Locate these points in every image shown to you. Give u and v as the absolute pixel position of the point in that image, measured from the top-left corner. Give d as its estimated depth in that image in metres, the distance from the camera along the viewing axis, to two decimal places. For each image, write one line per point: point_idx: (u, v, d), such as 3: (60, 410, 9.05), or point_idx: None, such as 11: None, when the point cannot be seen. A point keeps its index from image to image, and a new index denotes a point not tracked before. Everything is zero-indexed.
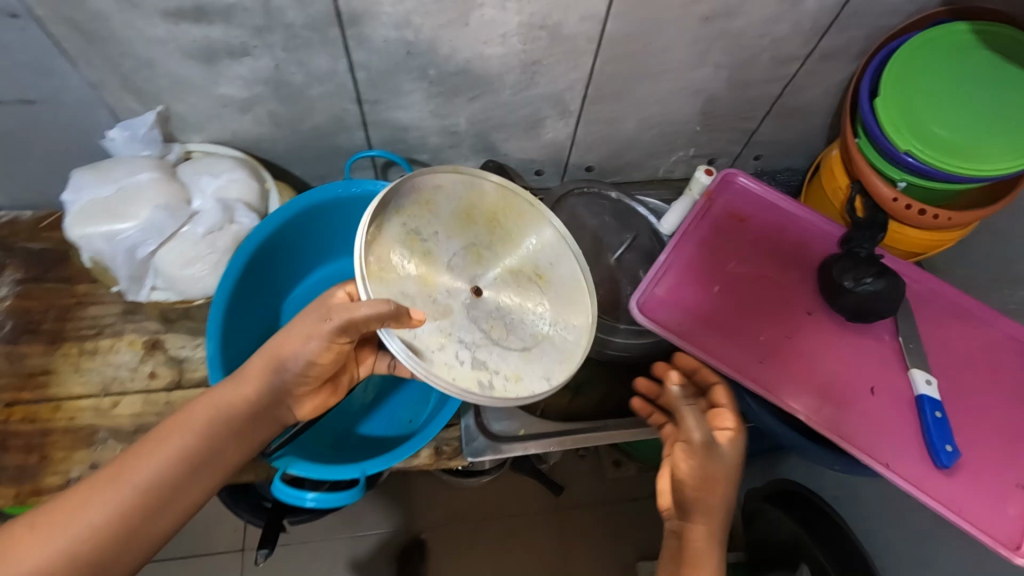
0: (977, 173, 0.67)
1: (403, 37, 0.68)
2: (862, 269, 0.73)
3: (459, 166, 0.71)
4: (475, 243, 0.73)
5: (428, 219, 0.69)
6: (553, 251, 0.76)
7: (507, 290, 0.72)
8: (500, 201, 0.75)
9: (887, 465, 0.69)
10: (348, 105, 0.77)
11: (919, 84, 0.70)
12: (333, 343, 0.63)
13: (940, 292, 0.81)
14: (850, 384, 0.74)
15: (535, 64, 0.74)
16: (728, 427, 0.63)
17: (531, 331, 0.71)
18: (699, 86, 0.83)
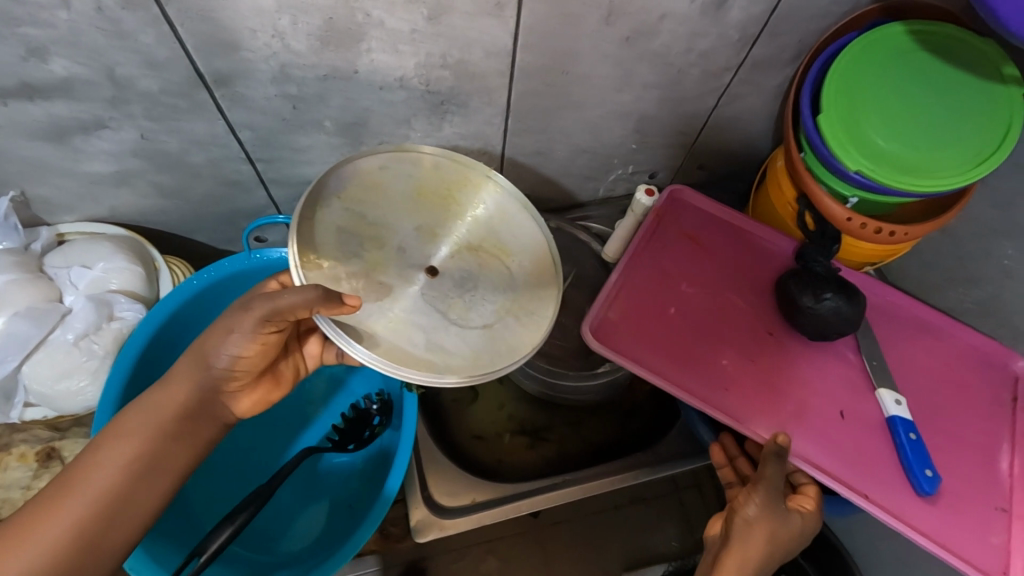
0: (934, 189, 0.61)
1: (284, 91, 0.59)
2: (825, 286, 0.70)
3: (408, 146, 0.64)
4: (431, 221, 0.65)
5: (374, 202, 0.62)
6: (516, 225, 0.68)
7: (467, 266, 0.64)
8: (455, 174, 0.66)
9: (866, 497, 0.66)
10: (239, 166, 0.68)
11: (863, 93, 0.64)
12: (258, 334, 0.55)
13: (899, 308, 0.78)
14: (817, 408, 0.71)
15: (443, 103, 0.67)
16: (807, 504, 0.64)
17: (493, 307, 0.63)
18: (628, 107, 0.76)
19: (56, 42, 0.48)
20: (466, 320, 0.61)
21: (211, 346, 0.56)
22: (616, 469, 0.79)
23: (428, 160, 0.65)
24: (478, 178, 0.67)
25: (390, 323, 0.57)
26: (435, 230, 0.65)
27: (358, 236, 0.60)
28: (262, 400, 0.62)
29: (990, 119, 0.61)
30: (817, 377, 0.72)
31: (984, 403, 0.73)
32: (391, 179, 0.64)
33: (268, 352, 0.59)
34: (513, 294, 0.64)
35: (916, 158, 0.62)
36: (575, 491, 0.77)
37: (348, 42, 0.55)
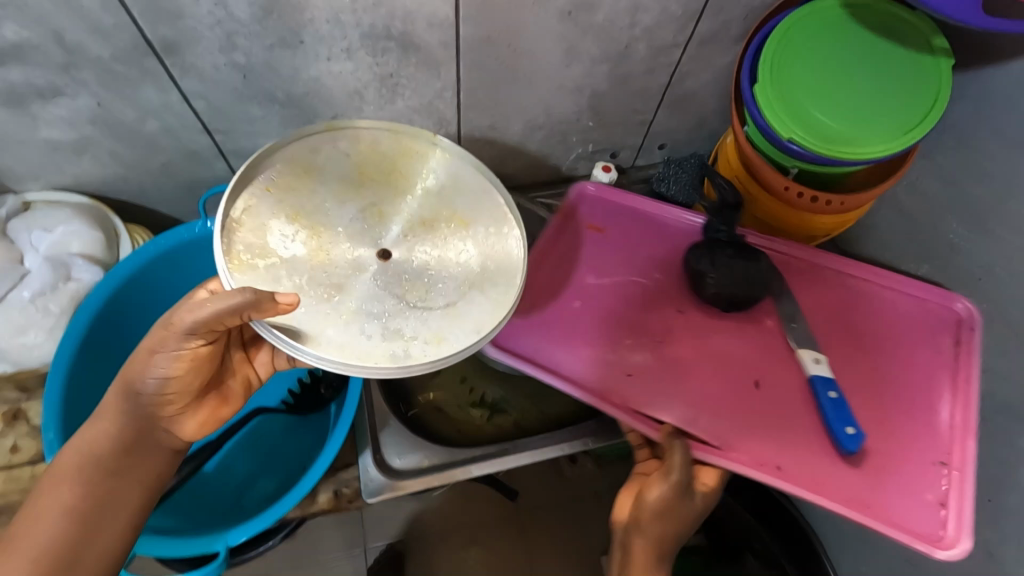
0: (860, 157, 0.62)
1: (233, 60, 0.61)
2: (720, 248, 0.74)
3: (335, 121, 0.64)
4: (375, 201, 0.64)
5: (313, 188, 0.62)
6: (475, 192, 0.66)
7: (419, 244, 0.62)
8: (392, 148, 0.67)
9: (781, 468, 0.66)
10: (197, 137, 0.71)
11: (796, 66, 0.65)
12: (184, 351, 0.58)
13: (822, 268, 0.79)
14: (732, 385, 0.71)
15: (392, 76, 0.69)
16: (708, 481, 0.67)
17: (456, 283, 0.61)
18: (577, 82, 0.78)
19: (5, 6, 0.51)
20: (420, 299, 0.59)
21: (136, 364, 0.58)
22: (569, 435, 0.81)
23: (364, 134, 0.66)
24: (422, 147, 0.67)
25: (336, 313, 0.56)
26: (382, 210, 0.64)
27: (292, 228, 0.59)
28: (210, 417, 0.65)
29: (917, 92, 0.63)
30: (724, 352, 0.73)
31: (915, 357, 0.74)
32: (322, 157, 0.64)
33: (199, 369, 0.62)
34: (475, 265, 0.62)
35: (851, 126, 0.63)
36: (524, 455, 0.79)
37: (290, 11, 0.58)
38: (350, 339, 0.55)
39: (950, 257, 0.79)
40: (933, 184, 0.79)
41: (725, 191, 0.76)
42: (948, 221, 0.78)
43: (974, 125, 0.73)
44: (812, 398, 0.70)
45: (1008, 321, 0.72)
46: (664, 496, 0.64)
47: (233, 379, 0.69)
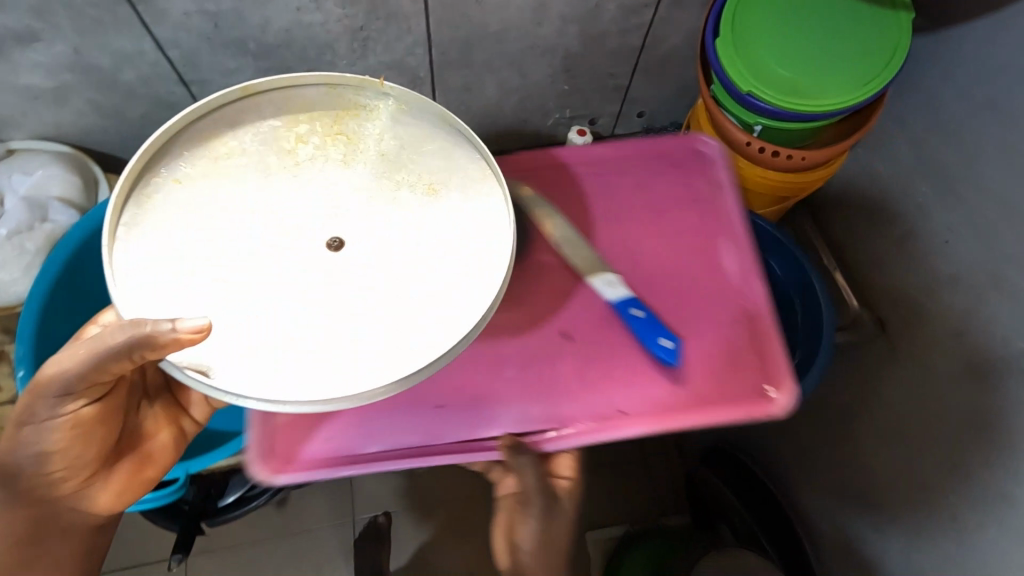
0: (817, 109, 0.63)
1: (203, 8, 0.63)
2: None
3: (253, 82, 0.51)
4: (317, 171, 0.51)
5: (234, 164, 0.50)
6: (437, 147, 0.52)
7: (370, 216, 0.49)
8: (327, 106, 0.53)
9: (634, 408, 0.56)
10: (173, 87, 0.73)
11: (757, 23, 0.66)
12: (62, 420, 0.52)
13: (606, 163, 0.67)
14: (538, 348, 0.59)
15: (362, 29, 0.70)
16: (565, 476, 0.56)
17: (431, 274, 0.48)
18: (549, 42, 0.79)
19: None
20: (395, 296, 0.47)
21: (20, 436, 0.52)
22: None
23: (297, 94, 0.52)
24: (370, 100, 0.53)
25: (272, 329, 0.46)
26: (331, 182, 0.50)
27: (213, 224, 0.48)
28: (126, 481, 0.61)
29: (877, 44, 0.63)
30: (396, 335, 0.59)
31: (693, 230, 0.64)
32: (238, 133, 0.51)
33: (88, 436, 0.55)
34: (452, 244, 0.49)
35: (812, 82, 0.64)
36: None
37: None
38: (319, 357, 0.45)
39: (920, 221, 0.80)
40: (907, 150, 0.81)
41: None
42: (921, 186, 0.79)
43: (944, 92, 0.75)
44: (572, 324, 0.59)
45: (973, 281, 0.72)
46: (535, 533, 0.53)
47: (156, 437, 0.63)
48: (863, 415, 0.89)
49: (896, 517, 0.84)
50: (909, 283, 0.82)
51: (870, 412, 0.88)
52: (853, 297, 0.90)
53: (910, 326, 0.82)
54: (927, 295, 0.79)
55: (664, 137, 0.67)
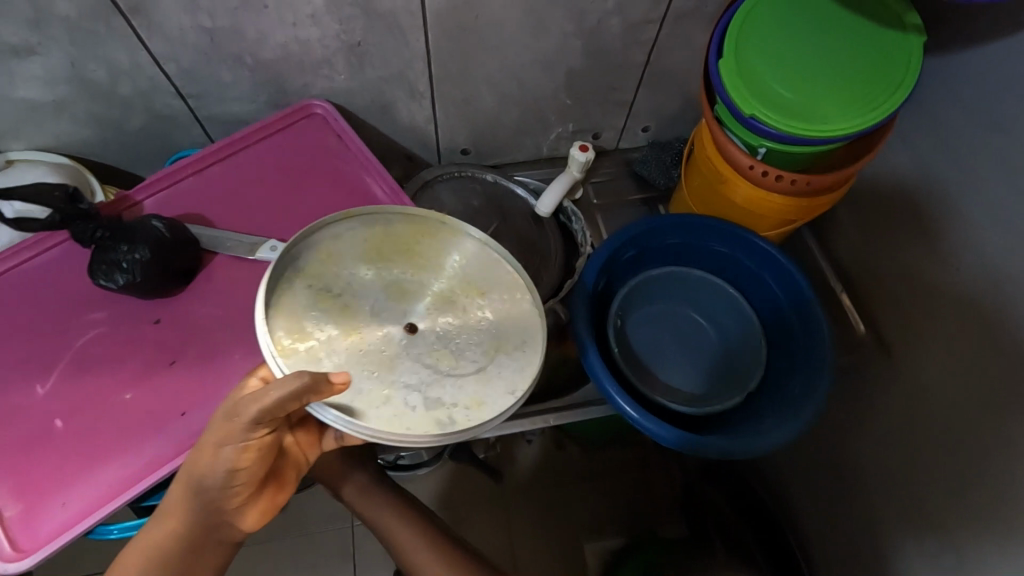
0: (822, 134, 0.61)
1: (198, 23, 0.63)
2: (114, 246, 0.66)
3: (354, 210, 0.58)
4: (398, 275, 0.58)
5: (335, 269, 0.57)
6: (481, 264, 0.61)
7: (447, 318, 0.57)
8: (405, 231, 0.60)
9: (152, 323, 0.69)
10: (170, 100, 0.72)
11: (761, 45, 0.64)
12: (249, 442, 0.51)
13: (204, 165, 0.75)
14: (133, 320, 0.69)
15: (360, 44, 0.70)
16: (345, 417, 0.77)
17: (483, 348, 0.57)
18: (552, 57, 0.78)
19: None
20: (477, 360, 0.56)
21: (203, 458, 0.51)
22: (564, 404, 0.82)
23: (381, 217, 0.60)
24: (434, 228, 0.61)
25: (376, 394, 0.52)
26: (403, 286, 0.58)
27: (324, 310, 0.54)
28: (267, 504, 0.60)
29: (886, 68, 0.61)
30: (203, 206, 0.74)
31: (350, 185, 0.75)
32: (337, 241, 0.58)
33: (263, 458, 0.55)
34: (496, 333, 0.58)
35: (817, 105, 0.62)
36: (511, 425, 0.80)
37: None
38: (408, 389, 0.53)
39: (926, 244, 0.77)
40: (913, 170, 0.79)
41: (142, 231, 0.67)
42: (927, 204, 0.77)
43: (952, 111, 0.72)
44: (199, 219, 0.73)
45: (977, 306, 0.69)
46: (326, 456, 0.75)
47: (295, 463, 0.63)
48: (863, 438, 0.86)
49: (900, 543, 0.81)
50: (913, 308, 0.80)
51: (871, 436, 0.85)
52: (860, 320, 0.88)
53: (914, 348, 0.78)
54: (931, 318, 0.76)
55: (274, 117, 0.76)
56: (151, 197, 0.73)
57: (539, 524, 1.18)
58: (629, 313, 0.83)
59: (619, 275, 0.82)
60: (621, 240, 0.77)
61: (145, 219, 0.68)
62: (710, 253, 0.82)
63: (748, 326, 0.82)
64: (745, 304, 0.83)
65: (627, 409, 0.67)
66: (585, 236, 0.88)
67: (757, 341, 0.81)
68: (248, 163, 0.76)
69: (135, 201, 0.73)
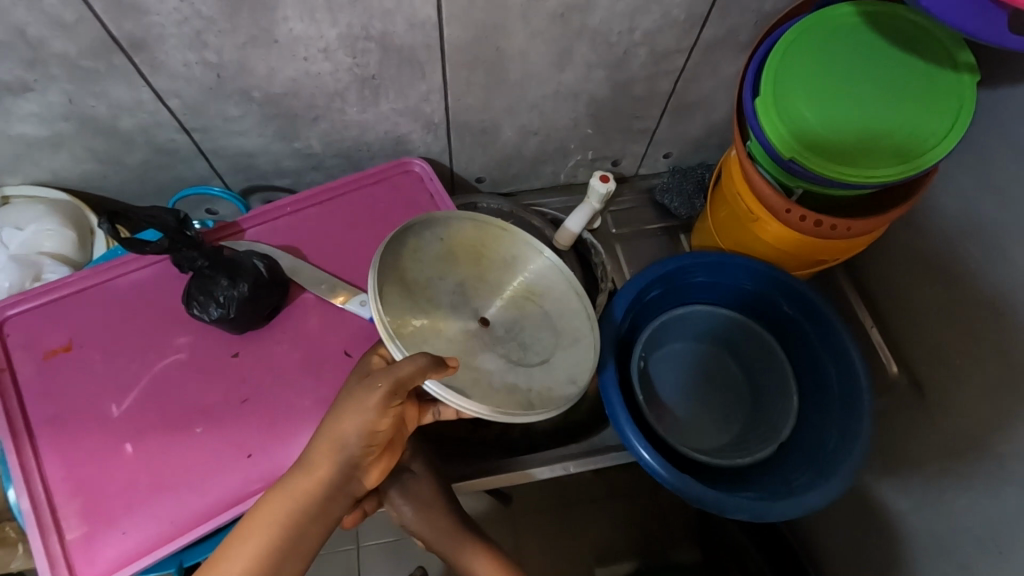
0: (868, 180, 0.57)
1: (204, 59, 0.59)
2: (212, 278, 0.64)
3: (435, 212, 0.69)
4: (470, 279, 0.71)
5: (420, 267, 0.68)
6: (536, 270, 0.74)
7: (511, 315, 0.71)
8: (474, 237, 0.72)
9: (231, 356, 0.66)
10: (174, 135, 0.69)
11: (798, 83, 0.60)
12: (389, 406, 0.55)
13: (301, 206, 0.75)
14: (212, 351, 0.66)
15: (374, 77, 0.66)
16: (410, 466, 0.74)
17: (544, 340, 0.70)
18: (574, 87, 0.74)
19: None
20: (539, 351, 0.69)
21: (345, 425, 0.55)
22: (582, 451, 0.81)
23: (456, 226, 0.71)
24: (494, 234, 0.73)
25: (468, 374, 0.64)
26: (475, 287, 0.71)
27: (417, 303, 0.66)
28: (386, 466, 0.62)
29: (933, 108, 0.58)
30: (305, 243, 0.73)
31: None
32: (417, 242, 0.69)
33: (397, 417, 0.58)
34: (554, 327, 0.71)
35: (859, 149, 0.58)
36: (528, 473, 0.79)
37: (260, 9, 0.55)
38: (491, 372, 0.65)
39: (966, 283, 0.73)
40: (952, 204, 0.75)
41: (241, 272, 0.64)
42: (969, 242, 0.73)
43: (997, 149, 0.69)
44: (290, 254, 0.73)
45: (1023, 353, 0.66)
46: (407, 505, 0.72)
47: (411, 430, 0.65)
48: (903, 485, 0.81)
49: None
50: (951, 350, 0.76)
51: (903, 478, 0.81)
52: (892, 359, 0.85)
53: (951, 392, 0.75)
54: (970, 361, 0.73)
55: (377, 166, 0.78)
56: (256, 227, 0.74)
57: (549, 544, 1.10)
58: (651, 353, 0.79)
59: (643, 316, 0.78)
60: (645, 281, 0.74)
61: (245, 255, 0.66)
62: (739, 294, 0.79)
63: (779, 372, 0.77)
64: (776, 348, 0.78)
65: (653, 468, 0.63)
66: (605, 272, 0.85)
67: (790, 389, 0.76)
68: (345, 206, 0.76)
69: (238, 229, 0.73)
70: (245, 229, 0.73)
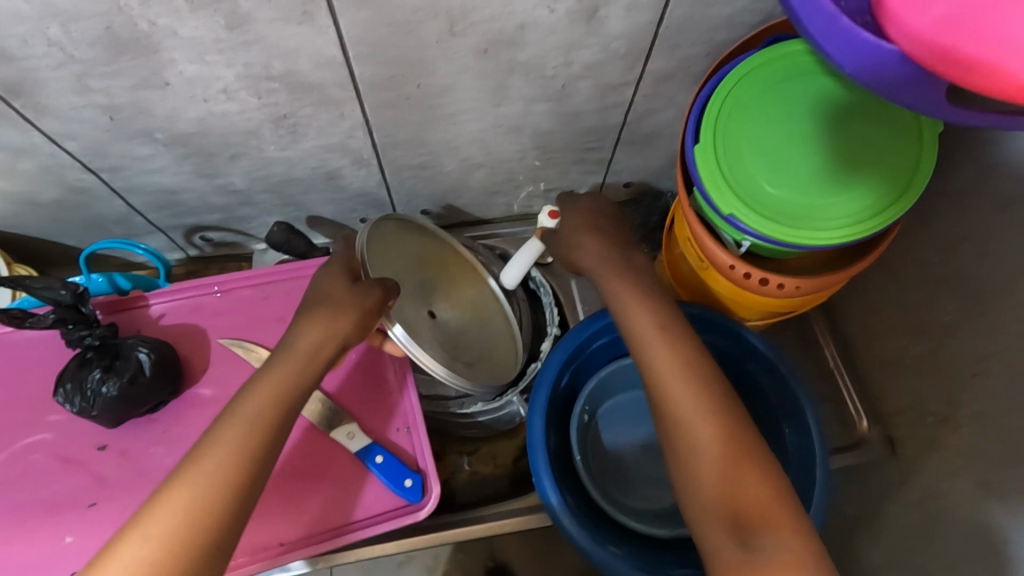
0: (815, 241, 0.52)
1: (93, 102, 0.55)
2: (89, 366, 0.57)
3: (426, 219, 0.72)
4: (429, 280, 0.70)
5: (401, 252, 0.68)
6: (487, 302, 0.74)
7: (455, 320, 0.70)
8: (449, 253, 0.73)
9: (97, 450, 0.58)
10: (82, 175, 0.65)
11: (743, 129, 0.55)
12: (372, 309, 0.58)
13: (231, 291, 0.66)
14: (74, 439, 0.58)
15: (288, 117, 0.61)
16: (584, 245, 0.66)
17: (477, 347, 0.71)
18: (514, 122, 0.68)
19: None
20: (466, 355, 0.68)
21: (337, 318, 0.57)
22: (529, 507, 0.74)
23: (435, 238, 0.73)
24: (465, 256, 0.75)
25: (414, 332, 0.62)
26: (434, 289, 0.70)
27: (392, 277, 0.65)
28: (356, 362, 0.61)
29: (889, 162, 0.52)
30: (218, 334, 0.64)
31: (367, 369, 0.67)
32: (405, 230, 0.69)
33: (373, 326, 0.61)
34: (491, 343, 0.72)
35: (808, 203, 0.52)
36: (476, 529, 0.74)
37: (142, 51, 0.50)
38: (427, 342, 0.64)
39: (941, 341, 0.66)
40: (928, 251, 0.68)
41: (116, 367, 0.56)
42: (947, 299, 0.65)
43: (973, 197, 0.61)
44: (186, 346, 0.63)
45: (1000, 423, 0.59)
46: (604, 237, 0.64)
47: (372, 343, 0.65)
48: (860, 561, 0.73)
49: None
50: (926, 409, 0.70)
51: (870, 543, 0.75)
52: (863, 413, 0.79)
53: (924, 453, 0.70)
54: (947, 422, 0.66)
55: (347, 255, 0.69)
56: (166, 302, 0.65)
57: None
58: (598, 407, 0.74)
59: (586, 367, 0.73)
60: (586, 335, 0.69)
61: (132, 342, 0.58)
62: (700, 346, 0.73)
63: None
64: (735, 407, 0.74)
65: (584, 552, 0.59)
66: (553, 314, 0.80)
67: None
68: (279, 296, 0.66)
69: (143, 303, 0.64)
70: (152, 303, 0.64)
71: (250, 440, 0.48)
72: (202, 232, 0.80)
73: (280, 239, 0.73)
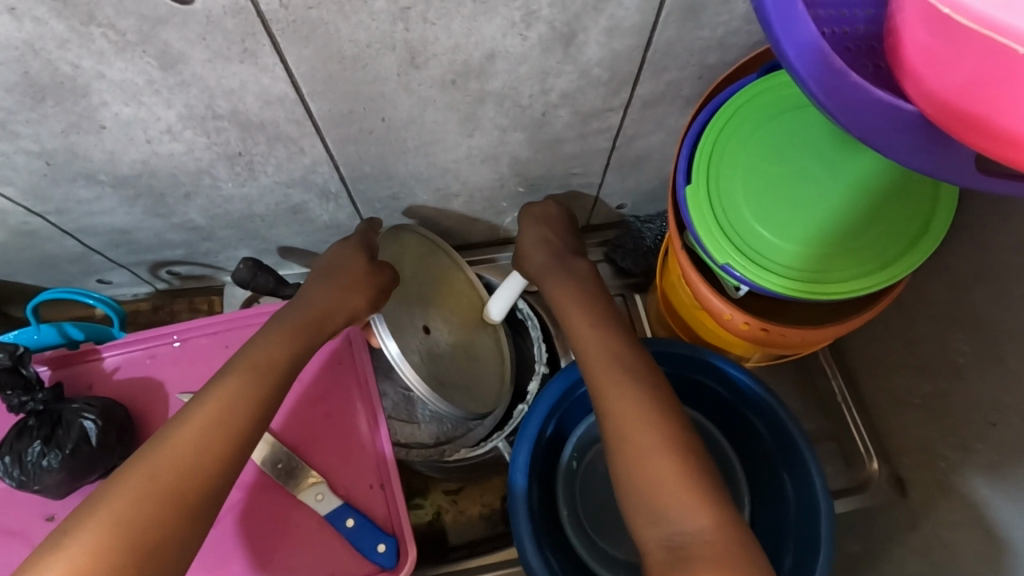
0: (822, 295, 0.47)
1: (24, 148, 0.50)
2: (30, 437, 0.53)
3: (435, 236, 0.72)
4: (426, 296, 0.68)
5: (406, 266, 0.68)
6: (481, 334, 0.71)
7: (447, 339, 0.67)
8: (451, 266, 0.72)
9: (44, 521, 0.54)
10: (26, 218, 0.60)
11: (741, 167, 0.49)
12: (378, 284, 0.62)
13: (191, 342, 0.61)
14: (20, 508, 0.55)
15: (241, 155, 0.56)
16: (549, 276, 0.67)
17: (468, 372, 0.67)
18: (489, 152, 0.63)
19: None
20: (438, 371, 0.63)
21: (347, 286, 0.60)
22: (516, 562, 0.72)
23: (441, 257, 0.72)
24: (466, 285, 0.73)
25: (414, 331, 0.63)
26: (432, 305, 0.68)
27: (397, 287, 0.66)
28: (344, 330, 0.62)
29: (905, 204, 0.47)
30: (177, 391, 0.59)
31: (340, 415, 0.63)
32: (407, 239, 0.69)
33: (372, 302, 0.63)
34: (484, 376, 0.69)
35: (813, 250, 0.47)
36: None
37: (69, 95, 0.46)
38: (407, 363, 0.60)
39: (955, 384, 0.61)
40: (942, 286, 0.62)
41: (59, 437, 0.53)
42: (963, 338, 0.60)
43: (995, 232, 0.56)
44: (143, 405, 0.59)
45: None
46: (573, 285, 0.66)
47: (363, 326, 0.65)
48: None
49: None
50: (938, 454, 0.65)
51: None
52: (873, 453, 0.73)
53: (936, 500, 0.65)
54: (962, 471, 0.61)
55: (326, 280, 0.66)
56: (120, 354, 0.61)
57: None
58: (587, 452, 0.70)
59: (574, 413, 0.68)
60: (570, 381, 0.63)
61: (77, 408, 0.54)
62: (691, 384, 0.69)
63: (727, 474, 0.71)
64: (726, 448, 0.72)
65: None
66: (541, 352, 0.74)
67: (740, 492, 0.70)
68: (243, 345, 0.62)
69: (97, 357, 0.60)
70: (105, 356, 0.60)
71: (239, 405, 0.49)
72: (167, 267, 0.75)
73: (243, 276, 0.67)
